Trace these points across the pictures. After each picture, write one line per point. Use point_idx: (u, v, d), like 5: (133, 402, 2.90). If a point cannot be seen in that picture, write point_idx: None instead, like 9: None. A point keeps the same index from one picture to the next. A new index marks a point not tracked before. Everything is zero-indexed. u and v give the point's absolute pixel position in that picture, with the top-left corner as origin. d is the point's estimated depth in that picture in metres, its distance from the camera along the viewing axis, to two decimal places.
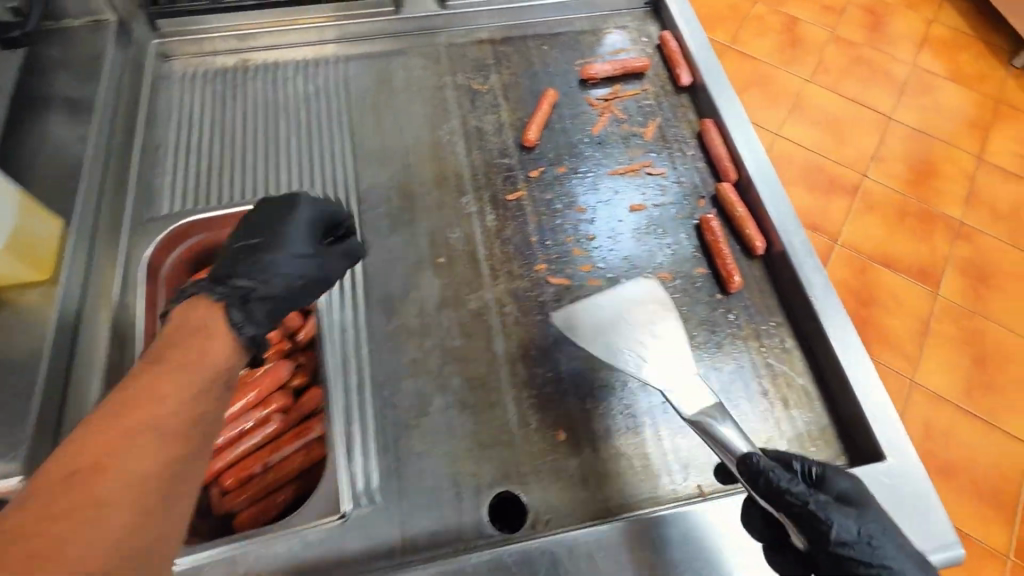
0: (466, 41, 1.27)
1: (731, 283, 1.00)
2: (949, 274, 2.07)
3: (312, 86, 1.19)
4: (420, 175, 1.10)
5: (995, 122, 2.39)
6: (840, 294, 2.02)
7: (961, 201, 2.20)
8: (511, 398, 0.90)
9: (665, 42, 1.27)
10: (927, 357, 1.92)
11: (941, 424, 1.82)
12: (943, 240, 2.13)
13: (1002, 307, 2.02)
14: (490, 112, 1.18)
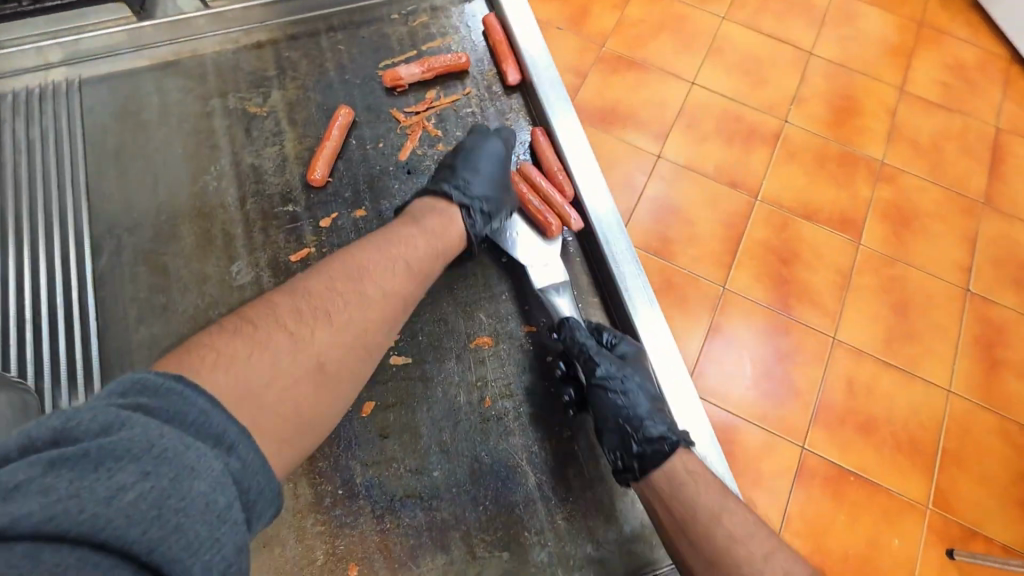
0: (240, 46, 1.01)
1: (547, 228, 0.90)
2: (871, 216, 1.54)
3: (33, 130, 0.93)
4: (178, 241, 0.88)
5: (919, 47, 1.76)
6: (751, 253, 1.47)
7: (882, 139, 1.63)
8: (291, 528, 0.74)
9: (489, 27, 1.04)
10: (849, 310, 1.43)
11: (864, 380, 1.36)
12: (864, 181, 1.58)
13: (928, 248, 1.51)
14: (270, 142, 0.95)
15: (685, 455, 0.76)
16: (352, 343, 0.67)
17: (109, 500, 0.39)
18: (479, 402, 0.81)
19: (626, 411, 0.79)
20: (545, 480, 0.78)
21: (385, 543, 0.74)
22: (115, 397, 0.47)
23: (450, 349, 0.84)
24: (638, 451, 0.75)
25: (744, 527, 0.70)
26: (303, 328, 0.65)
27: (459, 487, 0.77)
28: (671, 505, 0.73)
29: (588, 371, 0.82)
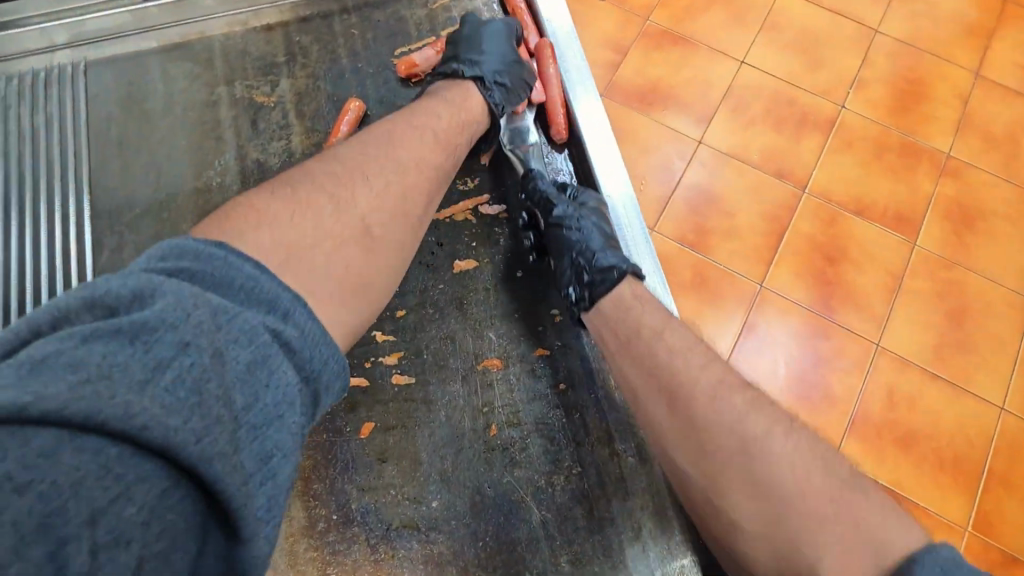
0: (248, 29, 0.95)
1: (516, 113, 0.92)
2: (931, 216, 1.39)
3: (37, 115, 0.90)
4: (178, 238, 0.84)
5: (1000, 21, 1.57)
6: (796, 251, 1.34)
7: (950, 129, 1.47)
8: (282, 552, 0.70)
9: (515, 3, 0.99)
10: (899, 314, 1.30)
11: (909, 390, 1.25)
12: (927, 175, 1.42)
13: (994, 254, 1.36)
14: (276, 135, 0.89)
15: (632, 283, 0.76)
16: (394, 207, 0.66)
17: (144, 386, 0.33)
18: (483, 430, 0.76)
19: (579, 246, 0.80)
20: (551, 518, 0.73)
21: (379, 574, 0.70)
22: (157, 261, 0.44)
23: (456, 369, 0.79)
24: (588, 279, 0.77)
25: (690, 360, 0.67)
26: (340, 190, 0.62)
27: (459, 521, 0.72)
28: (615, 328, 0.73)
29: (545, 211, 0.84)
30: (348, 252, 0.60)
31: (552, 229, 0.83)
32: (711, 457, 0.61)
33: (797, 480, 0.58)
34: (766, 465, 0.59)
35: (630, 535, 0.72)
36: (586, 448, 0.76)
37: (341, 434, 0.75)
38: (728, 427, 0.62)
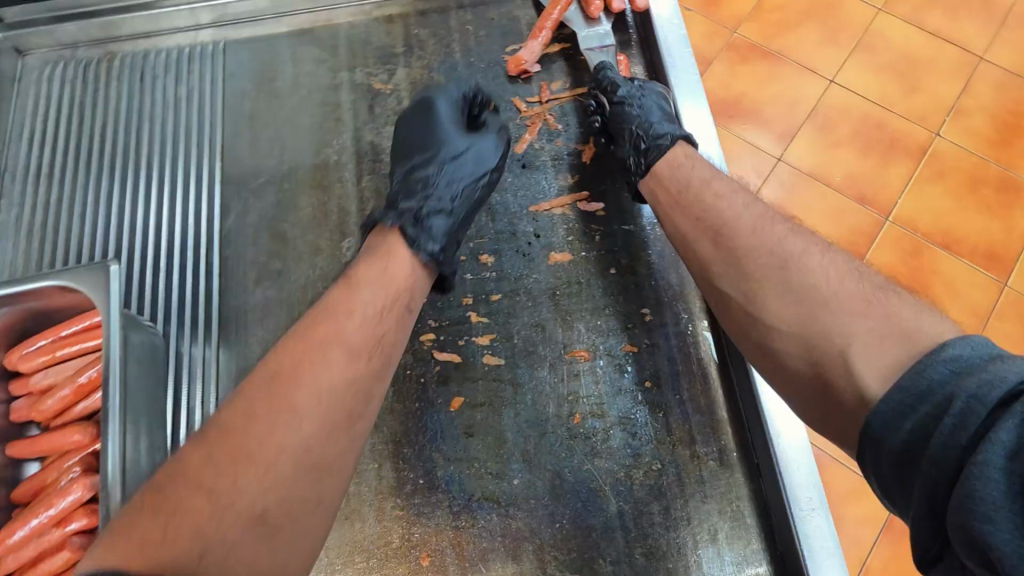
0: (373, 20, 1.01)
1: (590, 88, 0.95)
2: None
3: (183, 87, 0.99)
4: (297, 210, 0.90)
5: None
6: None
7: None
8: (372, 507, 0.76)
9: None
10: None
11: None
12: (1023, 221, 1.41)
13: None
14: (391, 121, 0.95)
15: (683, 147, 0.84)
16: (338, 420, 0.65)
17: None
18: (567, 417, 0.78)
19: (638, 120, 0.85)
20: (628, 510, 0.74)
21: (459, 540, 0.74)
22: None
23: (544, 356, 0.81)
24: (644, 146, 0.83)
25: (736, 203, 0.75)
26: (302, 417, 0.63)
27: (538, 501, 0.75)
28: (668, 181, 0.81)
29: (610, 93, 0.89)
30: (323, 409, 0.65)
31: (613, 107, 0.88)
32: (753, 280, 0.68)
33: (831, 287, 0.63)
34: (819, 294, 0.62)
35: (706, 536, 0.73)
36: (668, 447, 0.77)
37: (432, 405, 0.80)
38: (769, 248, 0.69)
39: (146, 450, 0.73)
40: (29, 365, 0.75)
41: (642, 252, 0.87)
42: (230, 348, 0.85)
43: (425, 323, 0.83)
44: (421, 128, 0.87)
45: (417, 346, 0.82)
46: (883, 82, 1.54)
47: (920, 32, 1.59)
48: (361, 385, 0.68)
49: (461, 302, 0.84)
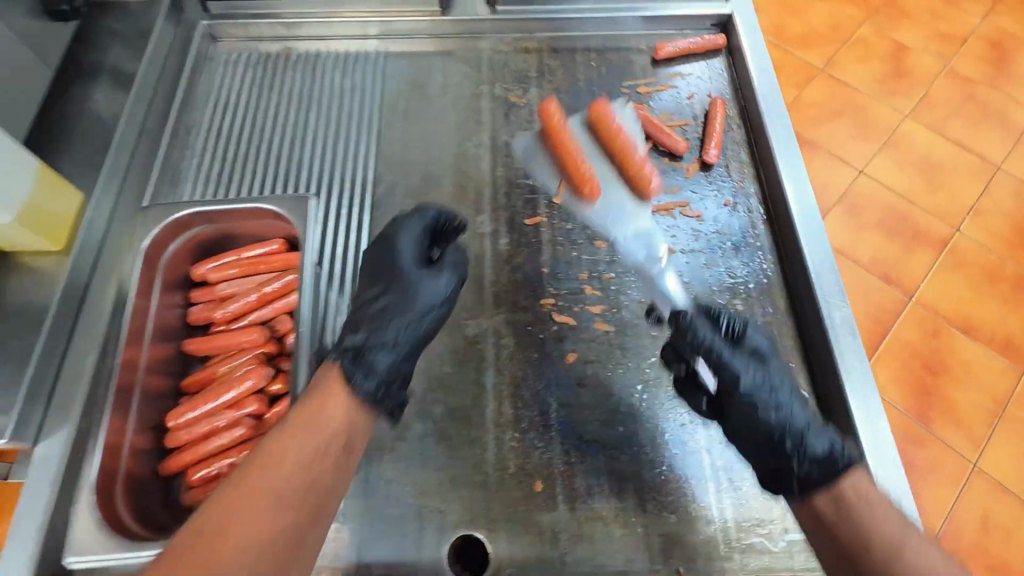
0: (511, 49, 1.21)
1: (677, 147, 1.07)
2: None
3: (347, 81, 1.17)
4: (439, 188, 1.05)
5: None
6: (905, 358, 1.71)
7: None
8: (493, 437, 0.87)
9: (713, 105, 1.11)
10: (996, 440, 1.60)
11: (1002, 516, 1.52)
12: None
13: None
14: (524, 127, 1.12)
15: (864, 478, 0.73)
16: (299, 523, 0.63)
17: None
18: (668, 382, 0.90)
19: (775, 410, 0.78)
20: (720, 465, 0.85)
21: (570, 474, 0.84)
22: None
23: (647, 330, 0.94)
24: (804, 472, 0.74)
25: (892, 517, 0.67)
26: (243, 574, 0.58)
27: (640, 449, 0.86)
28: (856, 519, 0.69)
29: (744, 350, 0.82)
30: (298, 497, 0.64)
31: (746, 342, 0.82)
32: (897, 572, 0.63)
33: None
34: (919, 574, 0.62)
35: None
36: None
37: (550, 357, 0.91)
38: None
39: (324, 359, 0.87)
40: (220, 275, 0.88)
41: (734, 256, 0.99)
42: None
43: (545, 291, 0.96)
44: (382, 277, 0.83)
45: (539, 308, 0.95)
46: (913, 183, 1.99)
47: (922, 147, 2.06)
48: (347, 438, 0.70)
49: (577, 277, 0.98)
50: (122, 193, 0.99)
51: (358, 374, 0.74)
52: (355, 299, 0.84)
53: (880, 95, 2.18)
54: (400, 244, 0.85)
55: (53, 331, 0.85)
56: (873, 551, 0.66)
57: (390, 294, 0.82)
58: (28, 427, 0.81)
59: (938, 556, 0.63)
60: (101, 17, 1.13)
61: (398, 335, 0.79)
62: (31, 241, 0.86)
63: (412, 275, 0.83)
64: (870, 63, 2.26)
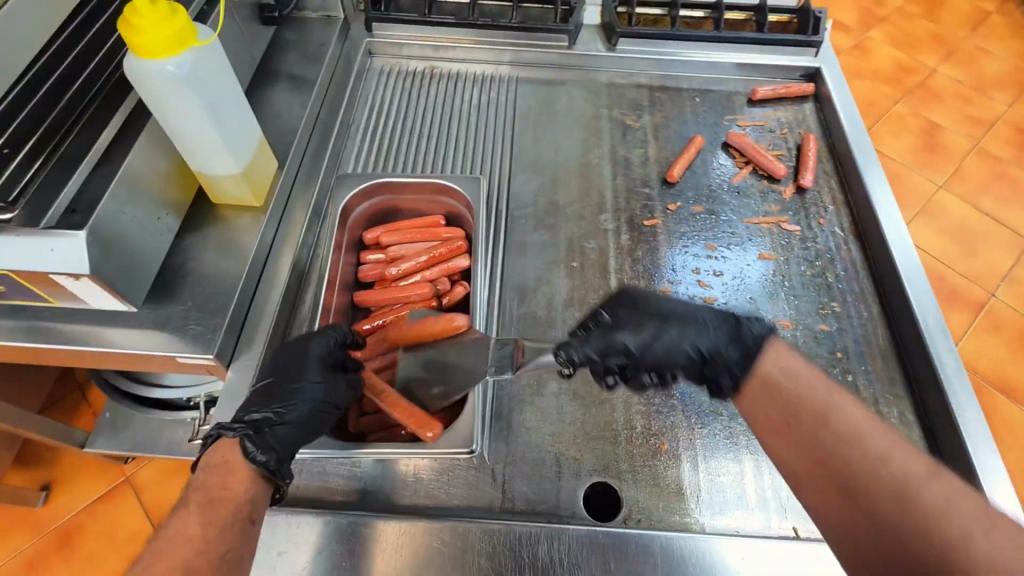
0: (625, 83, 1.40)
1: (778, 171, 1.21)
2: None
3: (484, 98, 1.36)
4: (567, 189, 1.21)
5: None
6: None
7: None
8: (621, 400, 0.96)
9: (807, 140, 1.26)
10: None
11: None
12: None
13: None
14: (639, 146, 1.28)
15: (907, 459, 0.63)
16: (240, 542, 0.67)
17: None
18: None
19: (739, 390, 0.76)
20: None
21: (693, 438, 0.93)
22: None
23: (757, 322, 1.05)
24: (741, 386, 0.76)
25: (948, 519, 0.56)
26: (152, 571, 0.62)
27: None
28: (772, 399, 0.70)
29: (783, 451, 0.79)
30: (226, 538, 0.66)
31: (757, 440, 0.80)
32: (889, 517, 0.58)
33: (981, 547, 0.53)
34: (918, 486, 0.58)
35: None
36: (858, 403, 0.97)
37: None
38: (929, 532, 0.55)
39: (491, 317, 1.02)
40: (393, 239, 1.02)
41: (830, 266, 1.12)
42: (511, 268, 1.09)
43: (662, 281, 1.09)
44: (286, 363, 0.83)
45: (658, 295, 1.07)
46: (947, 246, 2.16)
47: (965, 211, 2.25)
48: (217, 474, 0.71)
49: (691, 272, 1.11)
50: (301, 169, 1.15)
51: (256, 449, 0.73)
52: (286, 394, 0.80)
53: (918, 166, 2.38)
54: (313, 349, 0.84)
55: (246, 273, 0.97)
56: (912, 516, 0.57)
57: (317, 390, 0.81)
58: (224, 352, 0.91)
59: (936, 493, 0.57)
60: (286, 27, 1.33)
61: (298, 404, 0.80)
62: (240, 195, 0.99)
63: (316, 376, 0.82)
64: (909, 135, 2.48)
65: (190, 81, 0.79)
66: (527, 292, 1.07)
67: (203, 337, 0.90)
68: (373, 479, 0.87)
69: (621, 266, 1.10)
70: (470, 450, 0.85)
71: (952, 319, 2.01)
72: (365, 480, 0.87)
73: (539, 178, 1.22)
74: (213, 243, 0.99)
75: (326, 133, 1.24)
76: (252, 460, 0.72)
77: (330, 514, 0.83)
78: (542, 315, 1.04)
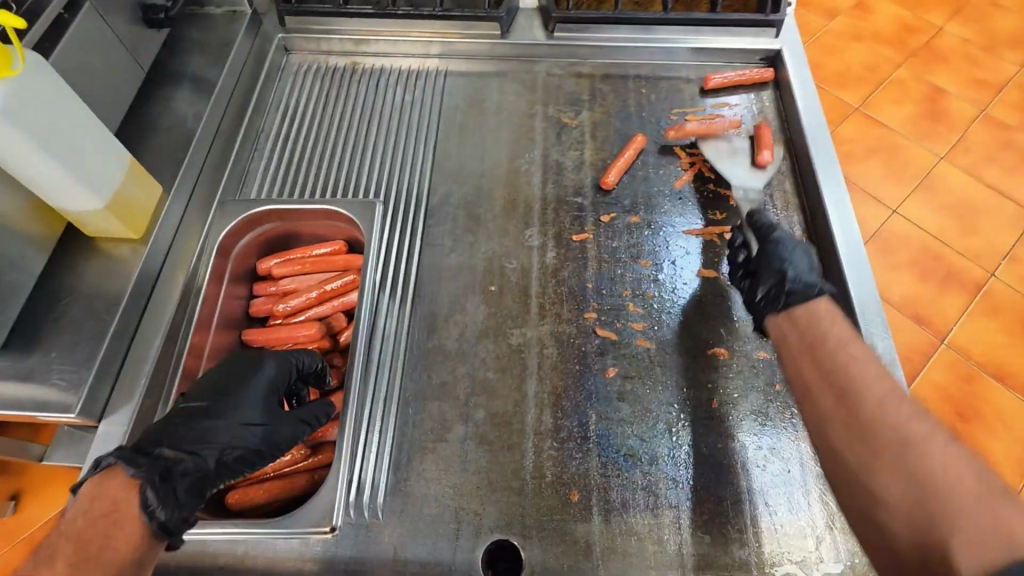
0: (565, 73, 1.27)
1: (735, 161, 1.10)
2: None
3: (409, 96, 1.24)
4: (491, 200, 1.10)
5: None
6: (935, 402, 1.70)
7: None
8: (532, 443, 0.88)
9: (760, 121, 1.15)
10: None
11: None
12: None
13: None
14: (574, 147, 1.16)
15: (827, 302, 0.82)
16: None
17: None
18: (707, 402, 0.91)
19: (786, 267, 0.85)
20: (756, 489, 0.85)
21: (607, 485, 0.85)
22: None
23: (690, 349, 0.95)
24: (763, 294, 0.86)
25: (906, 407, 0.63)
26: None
27: (677, 467, 0.86)
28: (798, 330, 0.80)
29: (761, 234, 0.94)
30: None
31: (748, 231, 0.99)
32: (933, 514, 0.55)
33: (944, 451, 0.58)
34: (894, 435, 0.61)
35: (828, 520, 0.82)
36: (797, 443, 0.88)
37: (591, 369, 0.94)
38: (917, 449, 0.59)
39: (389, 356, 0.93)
40: (285, 271, 0.94)
41: None
42: (422, 294, 1.00)
43: (588, 305, 0.99)
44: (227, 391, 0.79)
45: (582, 322, 0.98)
46: (945, 224, 1.98)
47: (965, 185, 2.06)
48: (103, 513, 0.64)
49: (621, 293, 1.00)
50: (196, 189, 1.06)
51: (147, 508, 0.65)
52: (216, 419, 0.76)
53: (915, 137, 2.19)
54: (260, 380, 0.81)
55: (122, 314, 0.89)
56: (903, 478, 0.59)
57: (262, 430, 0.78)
58: (94, 406, 0.84)
59: (952, 450, 0.58)
60: (188, 26, 1.21)
61: (218, 460, 0.74)
62: (113, 227, 0.90)
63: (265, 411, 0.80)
64: (909, 102, 2.27)
65: (8, 119, 0.69)
66: (437, 322, 0.97)
67: (66, 391, 0.82)
68: (262, 550, 0.80)
69: (543, 289, 1.01)
70: (330, 527, 0.79)
71: (947, 304, 1.83)
72: (250, 549, 0.80)
73: (461, 188, 1.12)
74: (87, 280, 0.91)
75: (229, 144, 1.14)
76: (147, 514, 0.66)
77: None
78: (452, 348, 0.95)
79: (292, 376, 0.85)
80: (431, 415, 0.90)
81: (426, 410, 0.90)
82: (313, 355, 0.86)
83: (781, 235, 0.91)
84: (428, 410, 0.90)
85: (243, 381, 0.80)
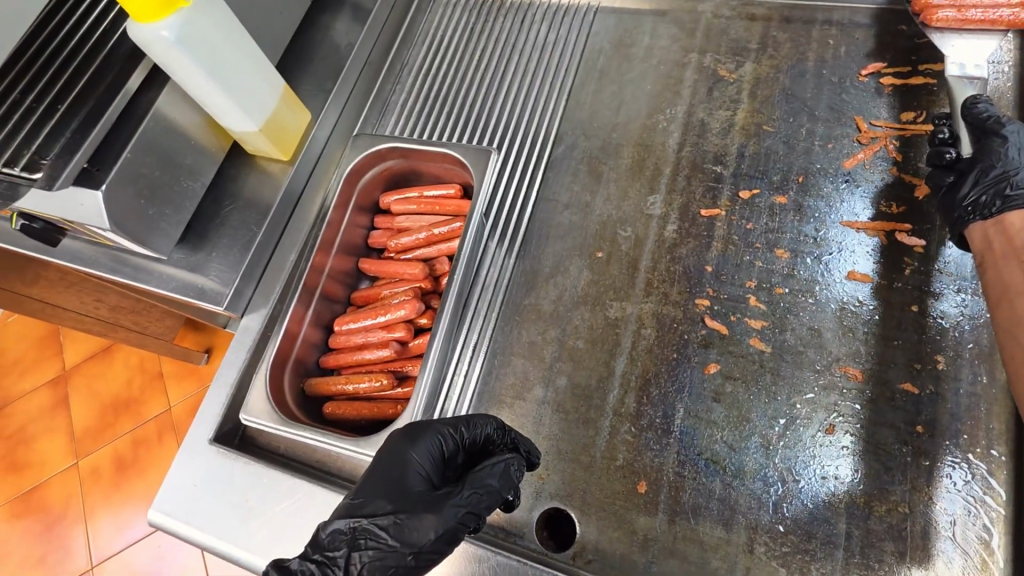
0: (734, 14, 1.09)
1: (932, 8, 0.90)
2: None
3: (554, 33, 1.16)
4: (618, 158, 1.02)
5: None
6: None
7: None
8: (608, 424, 0.85)
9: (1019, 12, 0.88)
10: None
11: None
12: None
13: None
14: (725, 107, 1.01)
15: None
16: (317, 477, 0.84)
17: None
18: (820, 424, 0.79)
19: (1006, 163, 0.80)
20: (857, 535, 0.73)
21: (678, 486, 0.79)
22: None
23: (814, 361, 0.82)
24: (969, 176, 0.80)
25: None
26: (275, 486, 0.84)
27: (766, 486, 0.77)
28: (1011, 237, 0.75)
29: (977, 128, 0.84)
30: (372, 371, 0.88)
31: (959, 122, 0.88)
32: None
33: None
34: None
35: None
36: (927, 501, 0.73)
37: (688, 361, 0.86)
38: None
39: (486, 305, 0.95)
40: (402, 208, 0.97)
41: (955, 300, 0.81)
42: (528, 250, 0.98)
43: (703, 290, 0.89)
44: (387, 475, 0.70)
45: (691, 308, 0.89)
46: None
47: None
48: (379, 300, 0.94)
49: (744, 282, 0.89)
50: (341, 119, 1.12)
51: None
52: (363, 504, 0.68)
53: None
54: (415, 460, 0.72)
55: (268, 227, 1.01)
56: None
57: (399, 517, 0.66)
58: (239, 302, 0.98)
59: None
60: None
61: (365, 543, 0.64)
62: (266, 148, 1.00)
63: (423, 499, 0.69)
64: None
65: (184, 46, 0.78)
66: (537, 280, 0.96)
67: (219, 286, 0.96)
68: (350, 464, 0.90)
69: (655, 264, 0.93)
70: None
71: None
72: (341, 461, 0.90)
73: (590, 142, 1.04)
74: (244, 193, 1.03)
75: (375, 77, 1.18)
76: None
77: (319, 482, 0.86)
78: (546, 311, 0.93)
79: (456, 453, 0.75)
80: (514, 372, 0.90)
81: (510, 366, 0.91)
82: (477, 427, 0.75)
83: (1015, 129, 0.81)
84: (512, 366, 0.91)
85: (399, 464, 0.71)
